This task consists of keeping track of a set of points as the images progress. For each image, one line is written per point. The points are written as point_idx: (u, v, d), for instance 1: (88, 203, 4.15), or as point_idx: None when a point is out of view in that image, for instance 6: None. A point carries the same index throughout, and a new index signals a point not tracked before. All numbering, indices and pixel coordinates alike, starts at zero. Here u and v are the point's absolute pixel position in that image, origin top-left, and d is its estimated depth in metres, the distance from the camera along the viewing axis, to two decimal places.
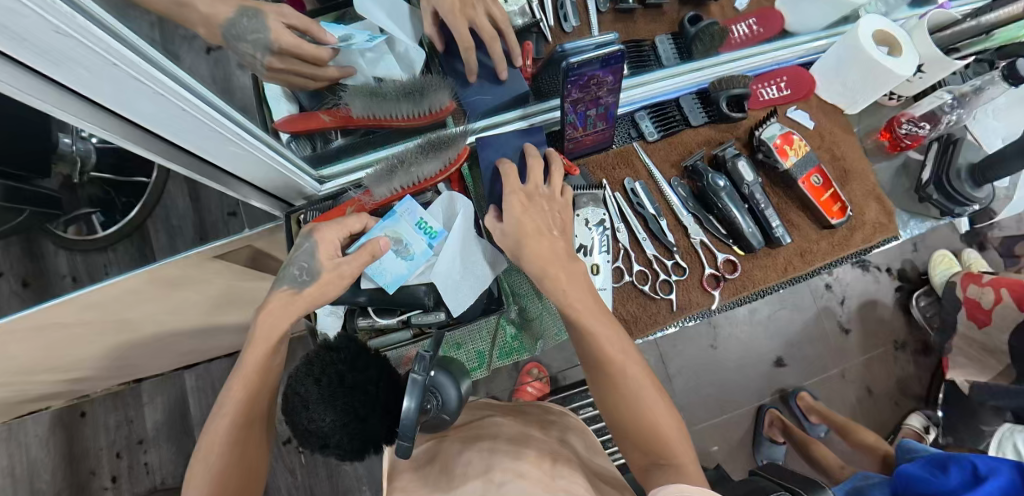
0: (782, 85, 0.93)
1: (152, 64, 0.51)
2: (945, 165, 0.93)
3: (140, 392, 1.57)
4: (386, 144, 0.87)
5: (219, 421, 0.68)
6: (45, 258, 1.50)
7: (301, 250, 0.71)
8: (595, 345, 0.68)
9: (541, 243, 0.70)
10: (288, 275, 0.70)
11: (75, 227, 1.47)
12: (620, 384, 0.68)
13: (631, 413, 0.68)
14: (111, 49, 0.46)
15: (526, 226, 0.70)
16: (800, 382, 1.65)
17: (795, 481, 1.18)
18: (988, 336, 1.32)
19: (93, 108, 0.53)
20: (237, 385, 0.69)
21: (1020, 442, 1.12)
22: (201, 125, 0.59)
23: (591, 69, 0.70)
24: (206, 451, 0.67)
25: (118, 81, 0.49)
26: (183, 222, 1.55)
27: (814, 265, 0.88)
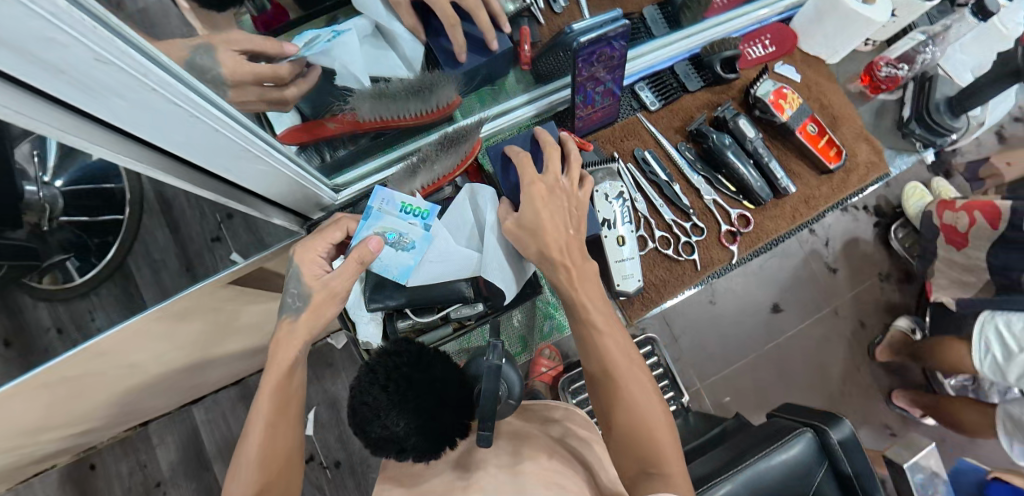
0: (767, 42, 0.97)
1: (188, 86, 0.50)
2: (923, 102, 1.01)
3: (148, 434, 1.53)
4: (396, 144, 0.88)
5: (251, 432, 0.67)
6: (23, 313, 1.38)
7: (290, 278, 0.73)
8: (604, 342, 0.71)
9: (557, 238, 0.71)
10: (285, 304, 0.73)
11: (50, 276, 1.37)
12: (622, 385, 0.69)
13: (631, 416, 0.68)
14: (150, 74, 0.45)
15: (545, 222, 0.71)
16: (797, 325, 1.74)
17: (816, 416, 1.23)
18: (968, 257, 1.43)
19: (125, 139, 0.52)
20: (265, 399, 0.68)
21: (1001, 326, 1.29)
22: (233, 145, 0.59)
23: (602, 46, 0.73)
24: (240, 466, 0.65)
25: (154, 109, 0.48)
26: (164, 255, 1.49)
27: (818, 209, 0.94)
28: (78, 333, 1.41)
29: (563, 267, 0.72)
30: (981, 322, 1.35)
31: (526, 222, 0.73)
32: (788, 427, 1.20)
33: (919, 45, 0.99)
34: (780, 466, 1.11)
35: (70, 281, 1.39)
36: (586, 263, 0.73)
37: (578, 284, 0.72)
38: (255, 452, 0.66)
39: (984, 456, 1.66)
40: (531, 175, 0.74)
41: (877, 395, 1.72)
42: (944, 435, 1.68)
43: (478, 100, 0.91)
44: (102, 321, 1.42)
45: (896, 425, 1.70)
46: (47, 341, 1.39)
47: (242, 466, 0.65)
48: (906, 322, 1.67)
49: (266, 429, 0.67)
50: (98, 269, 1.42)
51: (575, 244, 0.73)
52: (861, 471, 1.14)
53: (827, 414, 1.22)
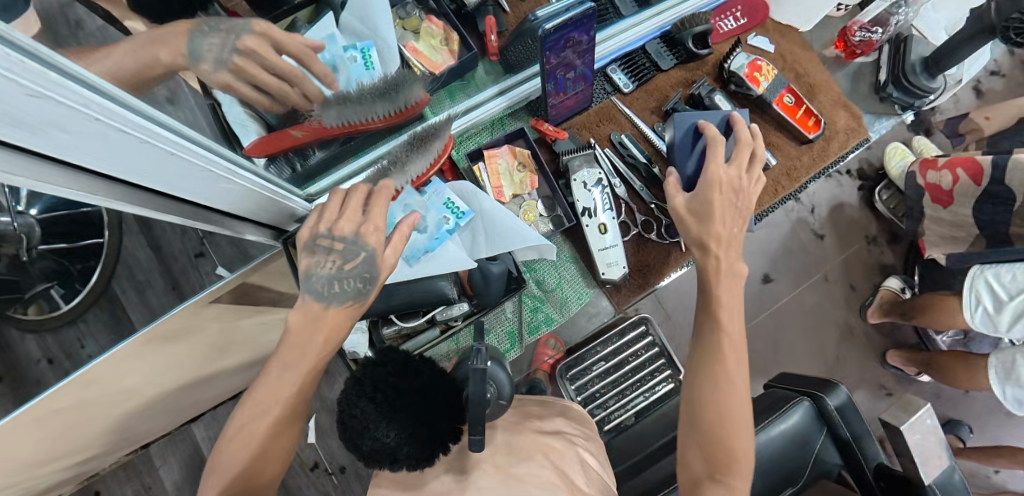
0: (738, 16, 0.96)
1: (136, 113, 0.48)
2: (899, 64, 1.00)
3: (150, 455, 1.51)
4: (367, 146, 0.86)
5: (253, 414, 0.63)
6: (13, 347, 1.39)
7: (359, 262, 0.67)
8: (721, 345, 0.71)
9: (720, 225, 0.75)
10: (346, 289, 0.66)
11: (35, 307, 1.34)
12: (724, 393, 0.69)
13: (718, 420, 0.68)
14: (90, 103, 0.42)
15: (712, 210, 0.76)
16: (788, 294, 1.75)
17: (810, 384, 1.23)
18: (955, 214, 1.43)
19: (72, 171, 0.49)
20: (270, 391, 0.64)
21: (991, 278, 1.31)
22: (191, 169, 0.56)
23: (568, 32, 0.70)
24: (235, 442, 0.63)
25: (101, 140, 0.46)
26: (149, 274, 1.43)
27: (802, 179, 0.95)
28: (68, 362, 1.40)
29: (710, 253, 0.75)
30: (971, 277, 1.36)
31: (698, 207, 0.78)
32: (783, 397, 1.20)
33: (890, 6, 0.97)
34: (779, 437, 1.12)
35: (56, 309, 1.36)
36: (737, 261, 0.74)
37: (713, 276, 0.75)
38: (253, 434, 0.63)
39: (978, 408, 1.69)
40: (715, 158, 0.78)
41: (871, 356, 1.74)
42: (938, 390, 1.71)
43: (448, 96, 0.88)
44: (92, 348, 1.40)
45: (892, 384, 1.72)
46: (39, 372, 1.39)
47: (234, 443, 0.63)
48: (897, 281, 1.67)
49: (271, 417, 0.63)
50: (82, 296, 1.38)
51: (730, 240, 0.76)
52: (859, 435, 1.15)
53: (822, 380, 1.22)
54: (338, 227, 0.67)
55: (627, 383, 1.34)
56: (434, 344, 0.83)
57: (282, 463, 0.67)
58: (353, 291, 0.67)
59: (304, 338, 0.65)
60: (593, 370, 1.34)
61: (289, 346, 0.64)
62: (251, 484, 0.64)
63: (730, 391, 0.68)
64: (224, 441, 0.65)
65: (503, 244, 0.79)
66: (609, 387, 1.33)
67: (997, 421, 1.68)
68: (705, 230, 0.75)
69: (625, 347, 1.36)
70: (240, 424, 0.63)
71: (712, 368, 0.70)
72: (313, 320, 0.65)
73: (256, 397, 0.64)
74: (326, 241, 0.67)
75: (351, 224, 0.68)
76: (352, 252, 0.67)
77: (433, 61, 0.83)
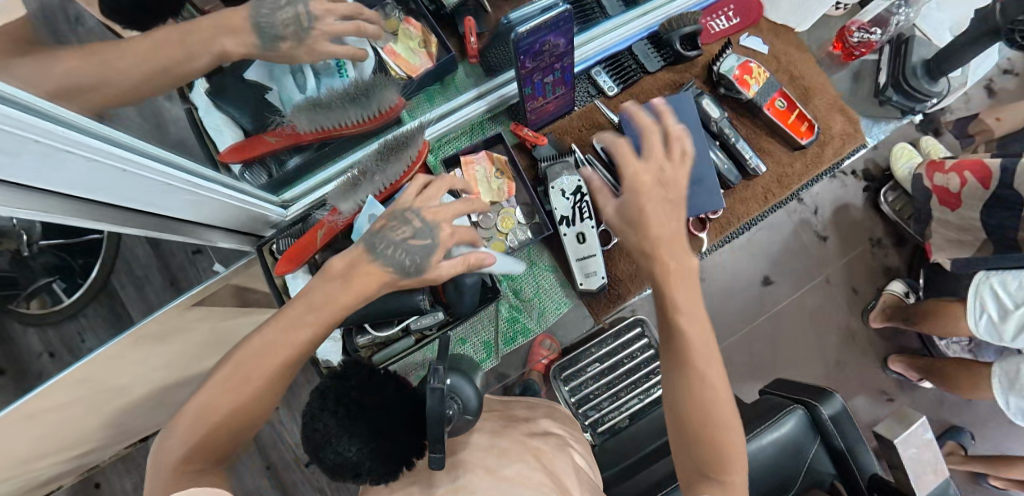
0: (730, 15, 0.96)
1: (79, 130, 0.48)
2: (899, 66, 0.99)
3: (148, 449, 1.50)
4: (343, 152, 0.85)
5: (245, 365, 0.60)
6: (14, 340, 1.32)
7: (423, 245, 0.67)
8: (689, 338, 0.66)
9: (661, 228, 0.68)
10: (393, 260, 0.67)
11: (37, 300, 1.30)
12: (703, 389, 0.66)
13: (701, 419, 0.65)
14: (27, 126, 0.42)
15: (647, 216, 0.69)
16: (789, 296, 1.71)
17: (805, 392, 1.20)
18: (962, 218, 1.38)
19: (24, 194, 0.48)
20: (273, 343, 0.61)
21: (996, 285, 1.26)
22: (146, 181, 0.57)
23: (541, 36, 0.68)
24: (212, 393, 0.58)
25: (47, 160, 0.46)
26: (147, 270, 1.44)
27: (793, 187, 0.94)
28: (70, 356, 1.36)
29: (653, 260, 0.68)
30: (976, 282, 1.32)
31: (628, 216, 0.71)
32: (777, 404, 1.17)
33: (891, 6, 0.96)
34: (772, 446, 1.09)
35: (59, 303, 1.33)
36: (688, 260, 0.68)
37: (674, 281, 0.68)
38: (241, 387, 0.59)
39: (981, 415, 1.65)
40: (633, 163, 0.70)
41: (873, 361, 1.70)
42: (941, 397, 1.67)
43: (427, 99, 0.87)
44: (93, 342, 1.38)
45: (893, 390, 1.68)
46: (40, 366, 1.33)
47: (212, 394, 0.58)
48: (900, 286, 1.63)
49: (265, 371, 0.60)
50: (83, 290, 1.36)
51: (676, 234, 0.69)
52: (853, 445, 1.11)
53: (817, 388, 1.19)
54: (435, 211, 0.70)
55: (622, 385, 1.31)
56: (407, 353, 0.82)
57: (253, 429, 0.62)
58: (405, 266, 0.67)
59: (326, 295, 0.64)
60: (588, 372, 1.32)
61: (319, 300, 0.63)
62: (214, 445, 0.58)
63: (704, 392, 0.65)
64: (172, 427, 0.58)
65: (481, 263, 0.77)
66: (603, 389, 1.30)
67: (1002, 428, 1.64)
68: (644, 242, 0.68)
69: (620, 348, 1.33)
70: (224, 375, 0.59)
71: (686, 373, 0.66)
72: (341, 277, 0.65)
73: (251, 349, 0.60)
74: (411, 215, 0.69)
75: (433, 210, 0.70)
76: (423, 232, 0.68)
77: (411, 64, 0.82)
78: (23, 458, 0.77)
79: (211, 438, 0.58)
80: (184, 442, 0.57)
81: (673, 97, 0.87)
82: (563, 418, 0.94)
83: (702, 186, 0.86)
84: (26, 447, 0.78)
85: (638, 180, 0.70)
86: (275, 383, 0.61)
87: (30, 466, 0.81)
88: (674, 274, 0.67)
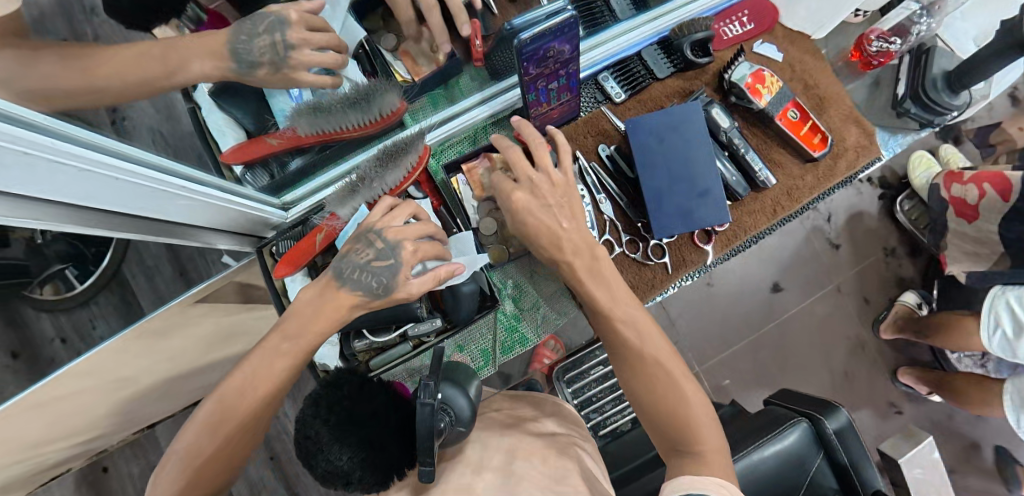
0: (745, 20, 0.96)
1: (70, 142, 0.51)
2: (919, 78, 0.98)
3: (156, 435, 1.47)
4: (344, 155, 0.85)
5: (228, 399, 0.65)
6: (27, 324, 1.34)
7: (387, 266, 0.69)
8: (613, 324, 0.72)
9: (553, 231, 0.72)
10: (362, 283, 0.69)
11: (51, 286, 1.30)
12: (641, 366, 0.71)
13: (647, 392, 0.70)
14: (17, 138, 0.45)
15: (537, 228, 0.72)
16: (798, 304, 1.67)
17: (810, 404, 1.18)
18: (979, 230, 1.33)
19: (19, 202, 0.52)
20: (257, 370, 0.66)
21: (1012, 300, 1.23)
22: (138, 188, 0.60)
23: (546, 42, 0.67)
24: (198, 429, 0.65)
25: (39, 170, 0.49)
26: (158, 260, 1.43)
27: (803, 200, 0.92)
28: (82, 343, 1.38)
29: (571, 264, 0.73)
30: (991, 297, 1.29)
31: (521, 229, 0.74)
32: (782, 416, 1.15)
33: (912, 15, 0.94)
34: (774, 458, 1.08)
35: (72, 290, 1.32)
36: (592, 256, 0.73)
37: (591, 280, 0.73)
38: (225, 422, 0.65)
39: (991, 431, 1.61)
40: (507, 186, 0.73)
41: (882, 372, 1.67)
42: (951, 411, 1.64)
43: (430, 103, 0.89)
44: (104, 329, 1.39)
45: (902, 402, 1.65)
46: (52, 351, 1.35)
47: (197, 432, 0.64)
48: (913, 297, 1.59)
49: (246, 404, 0.65)
50: (95, 277, 1.34)
51: (579, 236, 0.73)
52: (857, 461, 1.08)
53: (822, 401, 1.16)
54: (391, 229, 0.70)
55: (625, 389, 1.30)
56: (404, 359, 0.83)
57: (241, 459, 0.68)
58: (373, 288, 0.69)
59: (303, 320, 0.68)
60: (592, 374, 1.31)
61: (293, 324, 0.68)
62: (202, 480, 0.64)
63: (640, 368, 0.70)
64: (166, 461, 0.65)
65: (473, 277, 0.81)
66: (607, 392, 1.29)
67: (1014, 445, 1.60)
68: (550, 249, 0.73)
69: None
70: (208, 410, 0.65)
71: (621, 356, 0.72)
72: (318, 302, 0.69)
73: (232, 386, 0.66)
74: (372, 237, 0.70)
75: (396, 230, 0.70)
76: (386, 253, 0.70)
77: (417, 66, 0.84)
78: (30, 444, 0.78)
79: (198, 473, 0.64)
80: (173, 477, 0.63)
81: (682, 106, 0.85)
82: (568, 414, 0.92)
83: (709, 198, 0.84)
84: (36, 432, 0.79)
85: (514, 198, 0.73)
86: (258, 415, 0.67)
87: (37, 451, 0.81)
88: (581, 271, 0.72)
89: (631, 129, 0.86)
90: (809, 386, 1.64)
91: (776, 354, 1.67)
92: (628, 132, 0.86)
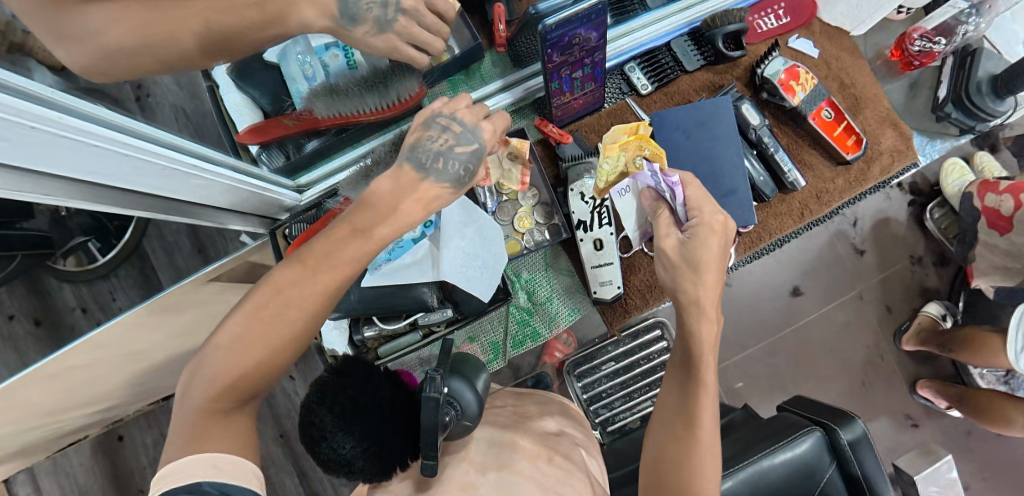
0: (780, 13, 0.93)
1: (73, 116, 0.50)
2: (962, 82, 0.96)
3: (170, 408, 1.49)
4: (363, 139, 0.87)
5: (283, 294, 0.53)
6: (50, 294, 1.37)
7: (470, 150, 0.62)
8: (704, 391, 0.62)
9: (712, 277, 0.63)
10: (443, 171, 0.60)
11: (74, 258, 1.32)
12: (699, 446, 0.61)
13: (689, 470, 0.61)
14: (21, 112, 0.44)
15: (705, 260, 0.63)
16: (818, 310, 1.63)
17: (826, 413, 1.13)
18: (1010, 243, 1.28)
19: (24, 177, 0.51)
20: (339, 277, 0.56)
21: None
22: (147, 165, 0.59)
23: (571, 29, 0.64)
24: (250, 323, 0.52)
25: (42, 145, 0.48)
26: (178, 236, 1.43)
27: (832, 204, 0.90)
28: (101, 312, 1.39)
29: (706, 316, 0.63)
30: None
31: (689, 252, 0.64)
32: (796, 422, 1.12)
33: (960, 13, 0.91)
34: (785, 465, 1.05)
35: (93, 262, 1.34)
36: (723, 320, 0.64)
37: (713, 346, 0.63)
38: (275, 324, 0.53)
39: (1010, 448, 1.57)
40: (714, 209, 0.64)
41: (902, 383, 1.62)
42: (970, 428, 1.59)
43: (450, 88, 0.89)
44: (123, 301, 1.40)
45: (919, 416, 1.60)
46: (73, 320, 1.38)
47: (240, 330, 0.52)
48: (936, 308, 1.52)
49: (307, 301, 0.54)
50: (117, 251, 1.35)
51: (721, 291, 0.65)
52: (870, 473, 1.04)
53: (838, 410, 1.12)
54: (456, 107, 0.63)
55: (635, 386, 1.29)
56: (413, 348, 0.86)
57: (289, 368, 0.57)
58: (457, 176, 0.62)
59: (376, 214, 0.58)
60: (604, 370, 1.29)
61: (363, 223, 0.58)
62: (238, 390, 0.53)
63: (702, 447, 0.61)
64: (200, 361, 0.53)
65: (476, 275, 0.82)
66: (617, 390, 1.28)
67: None
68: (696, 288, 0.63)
69: (637, 350, 1.29)
70: (257, 307, 0.53)
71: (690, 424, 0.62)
72: (402, 188, 0.60)
73: (282, 286, 0.54)
74: (443, 119, 0.62)
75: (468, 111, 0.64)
76: (465, 137, 0.62)
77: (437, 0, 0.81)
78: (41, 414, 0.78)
79: (240, 382, 0.52)
80: (211, 382, 0.52)
81: (713, 101, 0.82)
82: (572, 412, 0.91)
83: (735, 198, 0.81)
84: (52, 399, 0.76)
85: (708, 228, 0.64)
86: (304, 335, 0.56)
87: (56, 417, 0.79)
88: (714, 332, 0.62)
89: (656, 121, 0.84)
90: (826, 391, 1.61)
91: (793, 358, 1.63)
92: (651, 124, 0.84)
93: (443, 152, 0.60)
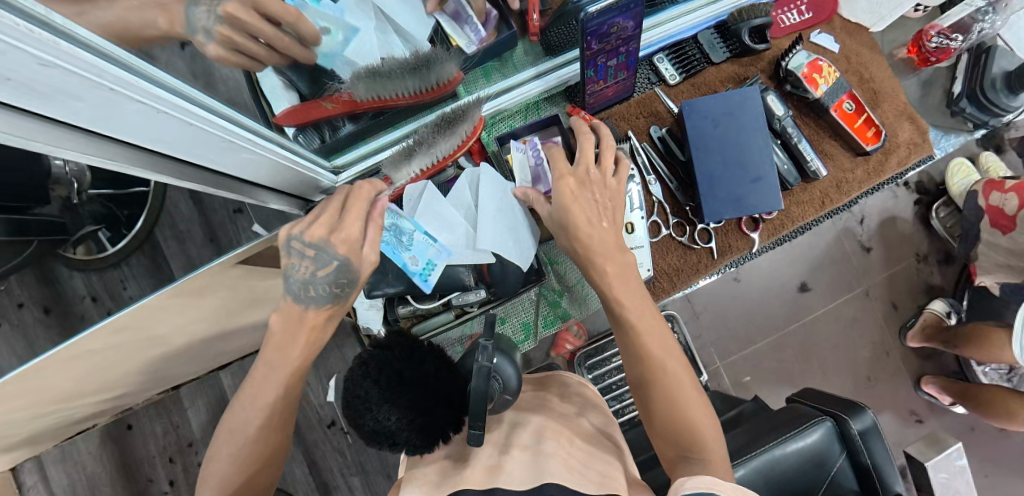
0: (803, 9, 0.96)
1: (146, 81, 0.52)
2: (978, 78, 1.01)
3: (180, 397, 1.49)
4: (397, 124, 0.90)
5: (262, 375, 0.69)
6: (61, 282, 1.38)
7: (333, 269, 0.67)
8: (642, 337, 0.69)
9: (591, 231, 0.72)
10: (314, 296, 0.68)
11: (84, 247, 1.35)
12: (661, 378, 0.68)
13: (667, 402, 0.67)
14: (104, 74, 0.46)
15: (574, 217, 0.72)
16: (823, 306, 1.65)
17: (835, 404, 1.16)
18: (1013, 241, 1.31)
19: (90, 138, 0.53)
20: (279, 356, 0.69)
21: None
22: (206, 135, 0.61)
23: (611, 17, 0.67)
24: (249, 397, 0.69)
25: (115, 109, 0.50)
26: (190, 225, 1.42)
27: (852, 194, 0.93)
28: (112, 301, 1.40)
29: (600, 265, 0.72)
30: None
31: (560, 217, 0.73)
32: (806, 412, 1.14)
33: (976, 12, 0.95)
34: (796, 454, 1.07)
35: (104, 251, 1.36)
36: (622, 257, 0.72)
37: (625, 295, 0.71)
38: (258, 396, 0.68)
39: (1009, 443, 1.60)
40: (561, 169, 0.74)
41: (905, 379, 1.64)
42: (973, 423, 1.62)
43: (484, 75, 0.90)
44: (134, 290, 1.40)
45: (923, 411, 1.63)
46: (84, 309, 1.39)
47: (228, 435, 0.69)
48: (942, 305, 1.56)
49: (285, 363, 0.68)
50: (127, 240, 1.37)
51: (611, 235, 0.73)
52: (879, 464, 1.06)
53: (848, 402, 1.14)
54: (310, 232, 0.67)
55: None
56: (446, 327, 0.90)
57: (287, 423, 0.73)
58: (331, 296, 0.68)
59: (280, 340, 0.69)
60: (614, 362, 1.31)
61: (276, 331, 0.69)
62: (249, 488, 0.70)
63: (659, 377, 0.68)
64: (224, 431, 0.70)
65: (511, 249, 0.85)
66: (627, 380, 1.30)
67: None
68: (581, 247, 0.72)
69: None
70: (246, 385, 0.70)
71: (644, 367, 0.69)
72: (292, 324, 0.69)
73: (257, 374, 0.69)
74: (297, 248, 0.67)
75: (320, 228, 0.67)
76: (324, 258, 0.67)
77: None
78: (62, 395, 0.78)
79: (251, 435, 0.69)
80: (226, 437, 0.69)
81: (742, 92, 0.85)
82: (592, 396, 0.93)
83: (762, 184, 0.84)
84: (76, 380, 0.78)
85: (565, 184, 0.73)
86: None
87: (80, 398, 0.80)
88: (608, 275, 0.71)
89: (687, 111, 0.85)
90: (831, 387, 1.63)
91: (796, 354, 1.65)
92: (682, 113, 0.86)
93: (310, 279, 0.67)
